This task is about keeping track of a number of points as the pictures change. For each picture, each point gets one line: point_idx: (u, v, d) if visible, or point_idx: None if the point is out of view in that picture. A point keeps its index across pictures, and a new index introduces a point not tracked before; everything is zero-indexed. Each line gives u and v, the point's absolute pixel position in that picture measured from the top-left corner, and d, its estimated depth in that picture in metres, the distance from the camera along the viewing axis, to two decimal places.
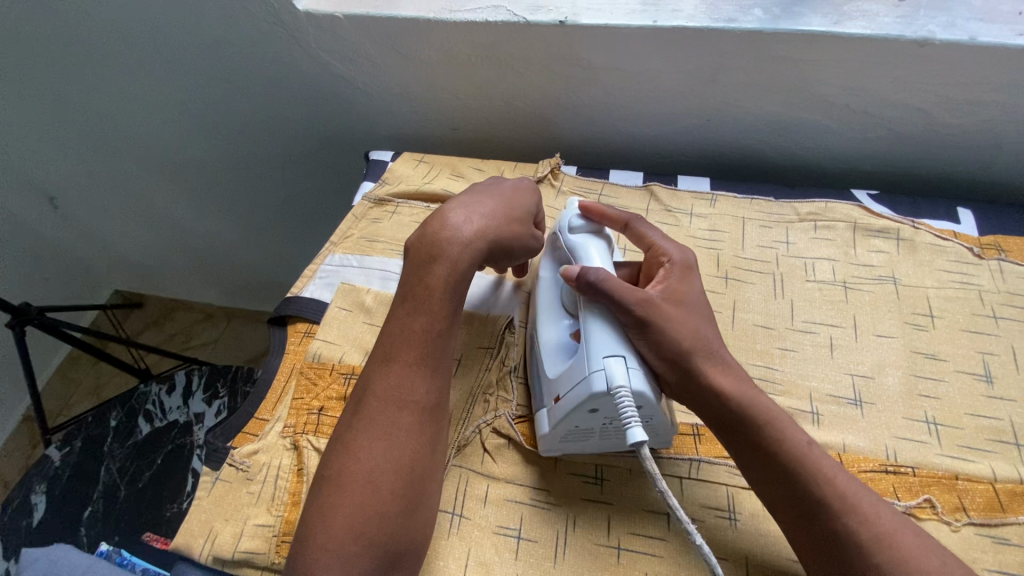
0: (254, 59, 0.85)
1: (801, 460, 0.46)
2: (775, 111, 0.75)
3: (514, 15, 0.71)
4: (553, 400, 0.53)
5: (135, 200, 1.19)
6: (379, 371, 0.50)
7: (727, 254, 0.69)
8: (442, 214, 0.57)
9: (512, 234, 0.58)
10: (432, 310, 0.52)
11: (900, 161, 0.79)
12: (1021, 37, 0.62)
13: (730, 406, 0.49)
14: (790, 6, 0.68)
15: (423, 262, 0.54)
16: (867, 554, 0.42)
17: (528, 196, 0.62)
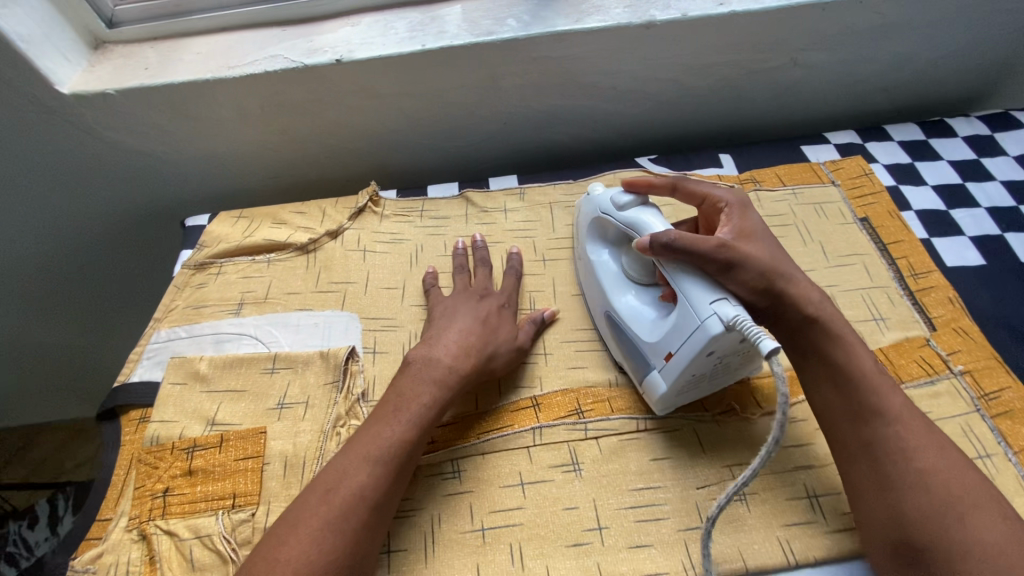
0: (32, 151, 0.80)
1: (868, 376, 0.52)
2: (556, 103, 0.83)
3: (292, 62, 0.74)
4: (663, 360, 0.56)
5: None
6: (342, 467, 0.51)
7: (541, 239, 0.76)
8: (438, 348, 0.60)
9: (492, 364, 0.61)
10: (409, 424, 0.54)
11: (674, 125, 0.90)
12: (722, 6, 0.74)
13: (811, 325, 0.54)
14: (538, 11, 0.76)
15: (419, 379, 0.57)
16: (911, 458, 0.48)
17: (508, 317, 0.65)
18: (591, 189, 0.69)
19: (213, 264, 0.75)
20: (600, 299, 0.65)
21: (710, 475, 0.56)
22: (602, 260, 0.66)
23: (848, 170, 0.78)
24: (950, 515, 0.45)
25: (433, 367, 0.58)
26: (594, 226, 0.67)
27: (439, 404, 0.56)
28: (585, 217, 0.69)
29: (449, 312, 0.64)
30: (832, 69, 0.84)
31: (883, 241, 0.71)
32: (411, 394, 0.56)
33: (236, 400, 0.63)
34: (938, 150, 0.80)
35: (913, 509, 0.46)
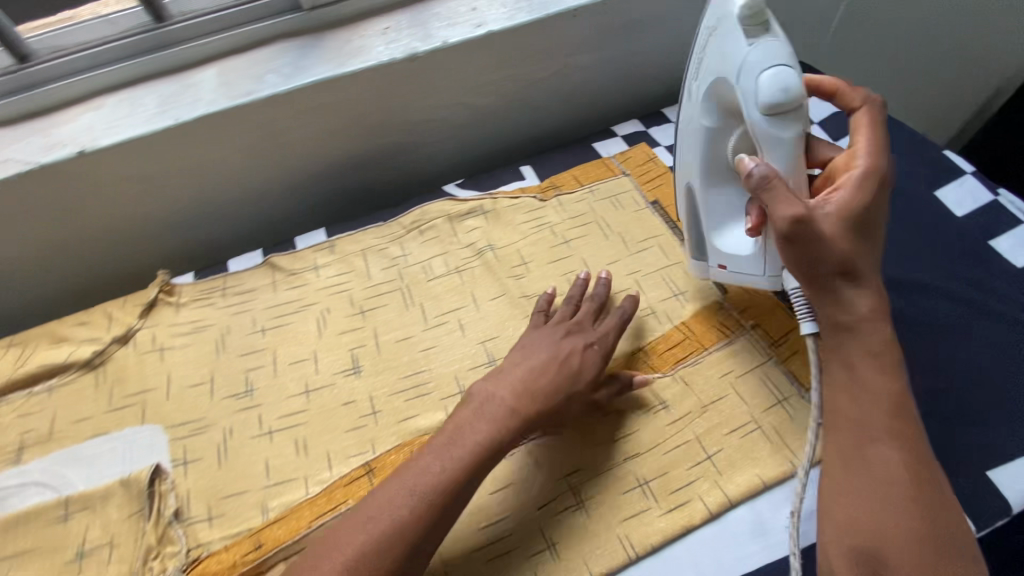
0: None
1: (893, 399, 0.49)
2: (349, 149, 0.81)
3: (25, 163, 0.66)
4: (718, 265, 0.64)
5: None
6: (370, 500, 0.49)
7: (358, 291, 0.71)
8: (534, 380, 0.56)
9: (571, 387, 0.57)
10: (432, 472, 0.50)
11: (480, 145, 0.89)
12: (478, 28, 0.76)
13: (853, 331, 0.50)
14: (298, 61, 0.73)
15: (487, 413, 0.54)
16: (891, 485, 0.46)
17: (595, 360, 0.59)
18: (732, 15, 0.51)
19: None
20: (687, 170, 0.63)
21: (548, 490, 0.56)
22: (690, 126, 0.59)
23: (635, 159, 0.83)
24: (903, 522, 0.45)
25: (483, 428, 0.52)
26: (710, 84, 0.55)
27: (501, 443, 0.52)
28: (699, 55, 0.56)
29: (533, 348, 0.59)
30: (605, 66, 0.88)
31: (672, 219, 0.77)
32: (534, 392, 0.55)
33: (24, 564, 0.54)
34: None
35: (868, 511, 0.47)
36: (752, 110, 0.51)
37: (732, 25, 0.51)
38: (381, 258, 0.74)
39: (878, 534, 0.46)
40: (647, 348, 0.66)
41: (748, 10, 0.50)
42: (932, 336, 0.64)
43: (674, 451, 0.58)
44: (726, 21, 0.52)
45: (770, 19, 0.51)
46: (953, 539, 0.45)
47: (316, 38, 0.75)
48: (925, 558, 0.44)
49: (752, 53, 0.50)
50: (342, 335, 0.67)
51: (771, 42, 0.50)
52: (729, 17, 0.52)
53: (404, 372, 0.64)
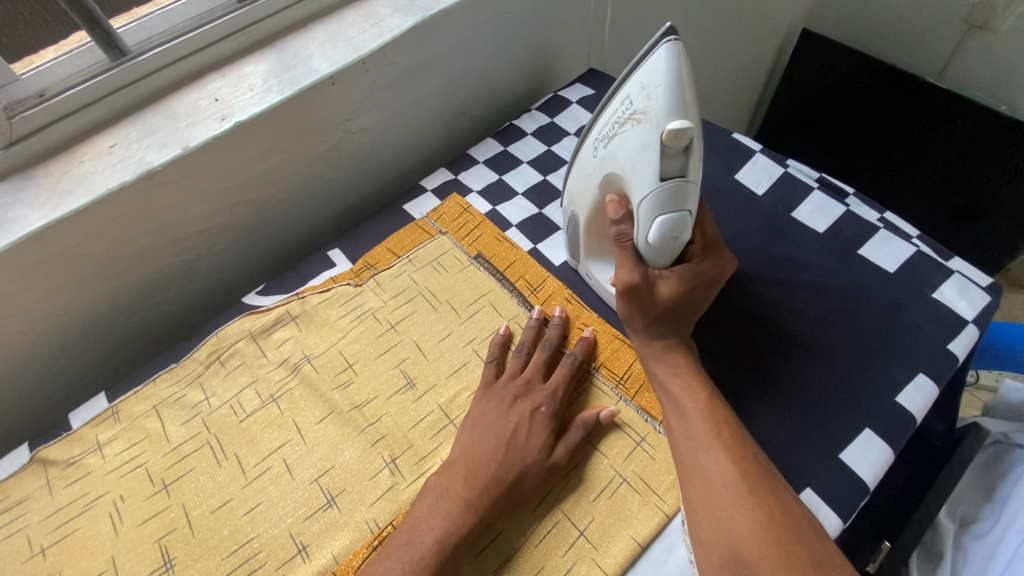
0: None
1: (699, 403, 0.51)
2: (114, 288, 0.68)
3: None
4: (586, 273, 0.68)
5: None
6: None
7: (156, 461, 0.60)
8: (478, 471, 0.53)
9: (517, 473, 0.53)
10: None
11: (281, 235, 0.80)
12: (225, 121, 0.66)
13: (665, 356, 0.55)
14: (4, 213, 0.60)
15: (430, 508, 0.52)
16: (725, 490, 0.45)
17: (543, 424, 0.56)
18: (658, 133, 0.45)
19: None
20: (574, 193, 0.60)
21: None
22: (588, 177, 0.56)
23: (450, 213, 0.78)
24: (743, 523, 0.43)
25: (430, 536, 0.50)
26: (612, 172, 0.52)
27: (451, 545, 0.50)
28: (613, 122, 0.50)
29: (482, 428, 0.56)
30: (393, 121, 0.82)
31: (500, 269, 0.72)
32: (475, 479, 0.52)
33: None
34: (515, 156, 0.83)
35: (713, 522, 0.45)
36: (641, 238, 0.51)
37: (651, 139, 0.46)
38: (179, 408, 0.63)
39: (728, 545, 0.43)
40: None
41: (671, 139, 0.44)
42: (762, 329, 0.64)
43: (546, 540, 0.53)
44: (652, 122, 0.45)
45: (692, 147, 0.46)
46: (803, 531, 0.42)
47: (25, 177, 0.62)
48: (780, 558, 0.41)
49: (657, 192, 0.48)
50: (146, 525, 0.56)
51: (684, 185, 0.47)
52: (654, 126, 0.45)
53: (226, 549, 0.54)
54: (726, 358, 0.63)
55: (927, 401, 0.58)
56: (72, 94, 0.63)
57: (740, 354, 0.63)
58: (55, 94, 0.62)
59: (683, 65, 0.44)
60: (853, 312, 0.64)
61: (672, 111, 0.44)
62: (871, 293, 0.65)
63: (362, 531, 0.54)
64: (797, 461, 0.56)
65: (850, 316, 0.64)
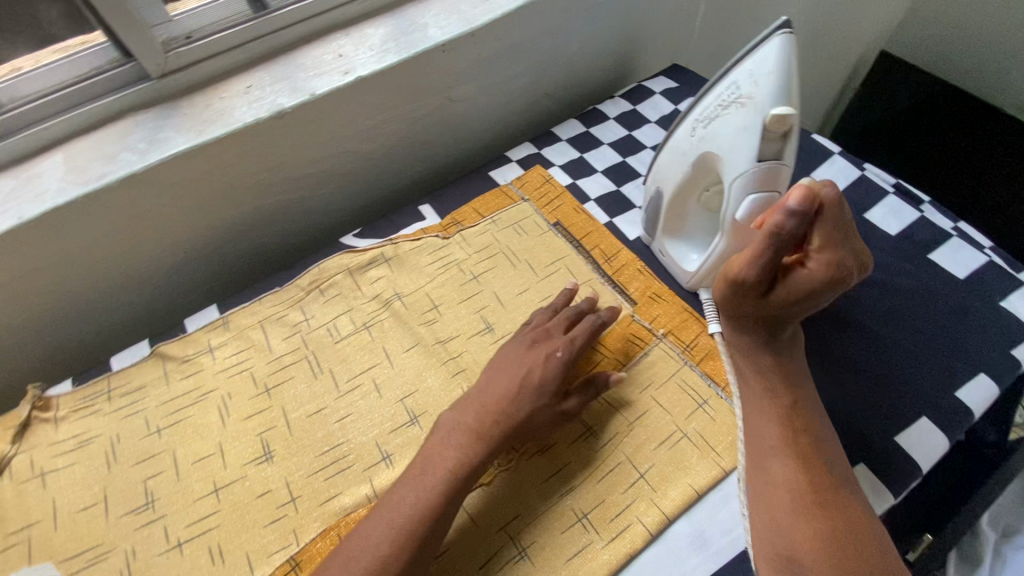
0: None
1: (783, 412, 0.52)
2: (231, 215, 0.76)
3: None
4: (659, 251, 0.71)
5: None
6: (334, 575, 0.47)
7: (260, 367, 0.66)
8: (489, 407, 0.56)
9: (523, 407, 0.56)
10: (393, 537, 0.48)
11: (374, 187, 0.87)
12: (347, 75, 0.73)
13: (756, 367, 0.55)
14: (154, 134, 0.68)
15: (446, 439, 0.55)
16: (790, 493, 0.48)
17: (558, 367, 0.59)
18: (761, 116, 0.47)
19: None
20: (659, 173, 0.63)
21: (488, 547, 0.54)
22: (678, 159, 0.58)
23: (533, 182, 0.83)
24: (801, 528, 0.47)
25: (446, 463, 0.53)
26: (705, 152, 0.54)
27: (466, 468, 0.53)
28: (715, 105, 0.51)
29: (496, 375, 0.59)
30: (488, 93, 0.88)
31: (577, 238, 0.77)
32: (487, 415, 0.56)
33: None
34: (597, 136, 0.88)
35: (774, 520, 0.48)
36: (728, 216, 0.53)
37: (752, 122, 0.48)
38: (281, 325, 0.69)
39: (784, 543, 0.47)
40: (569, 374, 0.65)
41: (773, 123, 0.47)
42: (826, 316, 0.67)
43: (607, 477, 0.57)
44: (756, 105, 0.48)
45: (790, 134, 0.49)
46: (863, 549, 0.45)
47: (172, 106, 0.70)
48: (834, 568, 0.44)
49: (752, 171, 0.50)
50: (251, 420, 0.63)
51: (777, 168, 0.49)
52: (758, 110, 0.48)
53: (320, 448, 0.60)
54: None
55: (985, 399, 0.60)
56: (218, 37, 0.70)
57: (803, 336, 0.66)
58: (200, 36, 0.70)
59: (793, 55, 0.47)
60: (918, 311, 0.67)
61: (777, 95, 0.47)
62: (938, 295, 0.68)
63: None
64: (852, 438, 0.59)
65: (915, 314, 0.66)
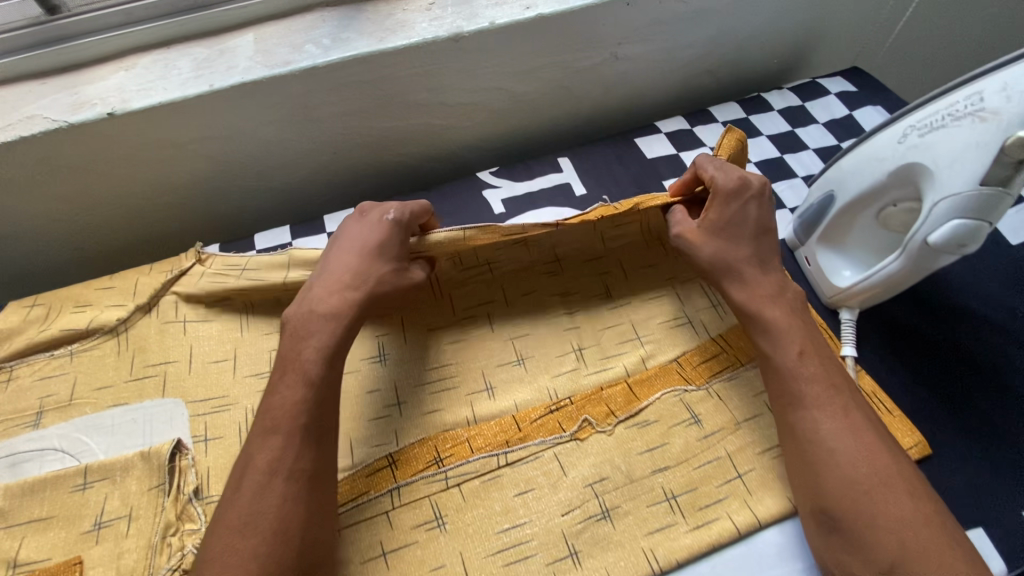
0: None
1: (811, 433, 0.49)
2: (384, 126, 0.78)
3: (53, 121, 0.64)
4: (807, 261, 0.67)
5: None
6: (231, 498, 0.46)
7: None
8: (337, 284, 0.55)
9: (370, 274, 0.56)
10: (287, 451, 0.48)
11: (516, 131, 0.87)
12: (528, 10, 0.72)
13: (783, 379, 0.52)
14: (338, 33, 0.70)
15: (301, 332, 0.53)
16: (847, 530, 0.46)
17: (385, 229, 0.58)
18: (1003, 136, 0.44)
19: (5, 372, 0.63)
20: (834, 177, 0.59)
21: (573, 498, 0.55)
22: (873, 164, 0.54)
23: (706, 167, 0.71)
24: (857, 562, 0.45)
25: (313, 353, 0.52)
26: (911, 162, 0.50)
27: (329, 354, 0.52)
28: (943, 115, 0.48)
29: (345, 249, 0.57)
30: (653, 58, 0.85)
31: None
32: (335, 292, 0.55)
33: (43, 530, 0.54)
34: (756, 126, 0.84)
35: (838, 556, 0.47)
36: (920, 236, 0.49)
37: (989, 140, 0.45)
38: None
39: None
40: (682, 359, 0.63)
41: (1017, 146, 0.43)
42: (978, 369, 0.61)
43: (704, 467, 0.56)
44: (1001, 122, 0.44)
45: None
46: None
47: (357, 10, 0.72)
48: None
49: (972, 192, 0.46)
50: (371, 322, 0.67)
51: (1000, 197, 0.45)
52: (1002, 129, 0.44)
53: (429, 362, 0.63)
54: (929, 381, 0.61)
55: None
56: None
57: (944, 382, 0.61)
58: None
59: None
60: None
61: None
62: None
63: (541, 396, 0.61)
64: (981, 503, 0.54)
65: None
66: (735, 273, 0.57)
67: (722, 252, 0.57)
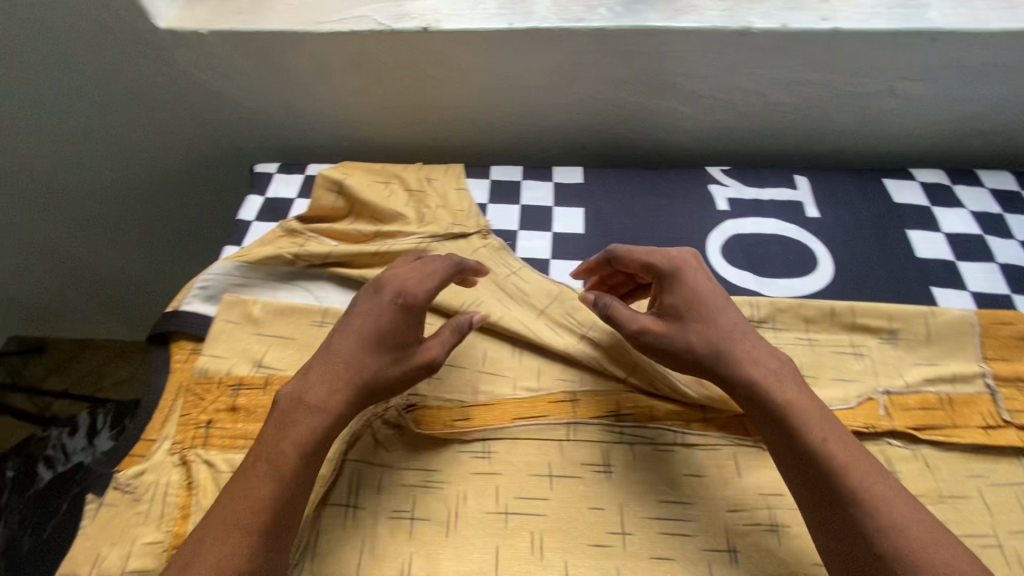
0: (138, 86, 0.84)
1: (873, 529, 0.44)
2: (635, 100, 0.81)
3: (379, 24, 0.74)
4: None
5: (10, 225, 1.14)
6: (221, 513, 0.46)
7: (598, 237, 0.74)
8: (331, 374, 0.52)
9: (390, 330, 0.54)
10: (295, 458, 0.48)
11: (753, 139, 0.86)
12: (824, 22, 0.71)
13: (828, 486, 0.46)
14: (631, 4, 0.74)
15: (289, 417, 0.50)
16: None
17: (399, 317, 0.54)
18: None
19: (298, 235, 0.73)
20: None
21: (741, 498, 0.55)
22: None
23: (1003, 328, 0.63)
24: None
25: (343, 348, 0.53)
26: None
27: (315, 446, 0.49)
28: None
29: (349, 329, 0.54)
30: (932, 103, 0.79)
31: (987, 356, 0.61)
32: (327, 385, 0.51)
33: (284, 346, 0.65)
34: None
35: None
36: None
37: None
38: (632, 217, 0.76)
39: None
40: (893, 397, 0.60)
41: None
42: None
43: None
44: None
45: None
46: None
47: None
48: None
49: None
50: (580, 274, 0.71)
51: None
52: None
53: None
54: None
55: None
56: None
57: None
58: None
59: None
60: None
61: None
62: None
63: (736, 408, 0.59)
64: None
65: None
66: (722, 352, 0.52)
67: (702, 333, 0.53)
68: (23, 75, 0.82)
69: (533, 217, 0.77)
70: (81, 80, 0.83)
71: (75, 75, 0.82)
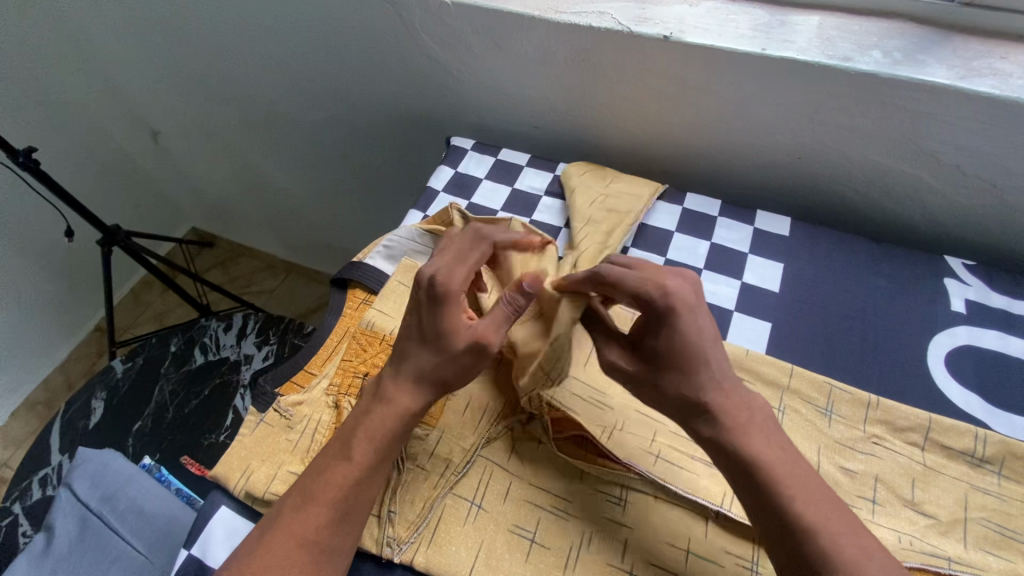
0: (370, 40, 0.89)
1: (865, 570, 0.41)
2: (874, 159, 0.71)
3: (618, 24, 0.70)
4: None
5: (228, 136, 1.30)
6: (308, 481, 0.49)
7: (793, 302, 0.66)
8: (401, 367, 0.52)
9: (423, 324, 0.52)
10: (373, 447, 0.50)
11: (1012, 236, 0.71)
12: None
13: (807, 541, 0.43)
14: (913, 52, 0.64)
15: (365, 405, 0.53)
16: None
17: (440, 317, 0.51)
18: None
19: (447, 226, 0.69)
20: None
21: None
22: None
23: None
24: None
25: (401, 342, 0.53)
26: None
27: (387, 436, 0.51)
28: None
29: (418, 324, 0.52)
30: None
31: None
32: (397, 384, 0.52)
33: None
34: None
35: None
36: None
37: None
38: (836, 288, 0.67)
39: None
40: None
41: None
42: None
43: None
44: None
45: None
46: None
47: (943, 37, 0.65)
48: None
49: None
50: (764, 337, 0.63)
51: None
52: None
53: (812, 412, 0.57)
54: None
55: None
56: None
57: None
58: None
59: None
60: None
61: None
62: None
63: (931, 557, 0.49)
64: None
65: None
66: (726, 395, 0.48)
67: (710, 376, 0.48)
68: (283, 10, 0.91)
69: (721, 260, 0.70)
70: (327, 24, 0.90)
71: (323, 20, 0.89)
